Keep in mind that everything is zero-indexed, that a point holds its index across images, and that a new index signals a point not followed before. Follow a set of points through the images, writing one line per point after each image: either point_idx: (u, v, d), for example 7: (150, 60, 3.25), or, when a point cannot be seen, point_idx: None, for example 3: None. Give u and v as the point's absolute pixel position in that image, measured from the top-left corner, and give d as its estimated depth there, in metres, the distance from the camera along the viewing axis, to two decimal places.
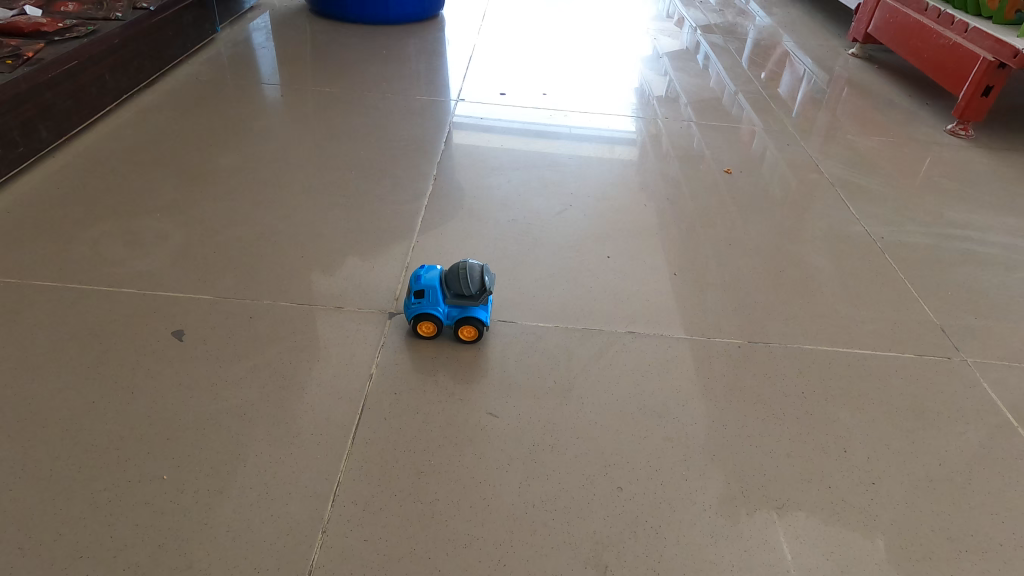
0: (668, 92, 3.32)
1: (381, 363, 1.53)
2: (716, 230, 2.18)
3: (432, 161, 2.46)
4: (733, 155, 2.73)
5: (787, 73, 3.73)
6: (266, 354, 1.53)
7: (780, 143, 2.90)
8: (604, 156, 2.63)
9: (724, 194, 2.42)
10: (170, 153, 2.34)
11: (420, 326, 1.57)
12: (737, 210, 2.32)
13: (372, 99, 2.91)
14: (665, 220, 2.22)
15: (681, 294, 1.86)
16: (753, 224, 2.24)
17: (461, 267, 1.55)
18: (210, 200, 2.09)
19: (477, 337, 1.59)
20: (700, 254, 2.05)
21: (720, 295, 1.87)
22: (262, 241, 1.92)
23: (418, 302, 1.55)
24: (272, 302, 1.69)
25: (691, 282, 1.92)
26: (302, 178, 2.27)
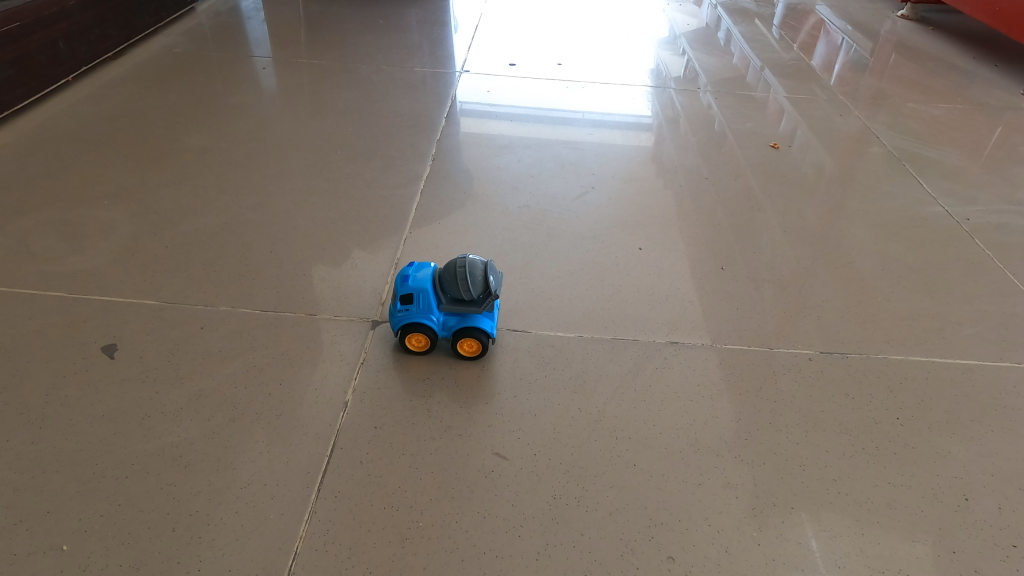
0: (687, 72, 2.84)
1: (359, 388, 1.21)
2: (765, 216, 1.84)
3: (431, 139, 2.13)
4: (777, 131, 2.38)
5: (823, 42, 3.31)
6: (217, 376, 1.22)
7: (831, 115, 2.53)
8: (630, 133, 2.29)
9: (771, 174, 2.07)
10: (130, 132, 2.03)
11: (410, 339, 1.26)
12: (789, 192, 1.97)
13: (366, 72, 2.58)
14: (704, 204, 1.88)
15: (730, 292, 1.53)
16: (809, 207, 1.90)
17: (458, 264, 1.21)
18: (168, 184, 1.78)
19: (480, 353, 1.27)
20: (750, 243, 1.71)
21: (779, 294, 1.53)
22: (225, 232, 1.60)
23: (406, 309, 1.23)
24: (230, 308, 1.38)
25: (742, 278, 1.58)
26: (279, 158, 1.95)
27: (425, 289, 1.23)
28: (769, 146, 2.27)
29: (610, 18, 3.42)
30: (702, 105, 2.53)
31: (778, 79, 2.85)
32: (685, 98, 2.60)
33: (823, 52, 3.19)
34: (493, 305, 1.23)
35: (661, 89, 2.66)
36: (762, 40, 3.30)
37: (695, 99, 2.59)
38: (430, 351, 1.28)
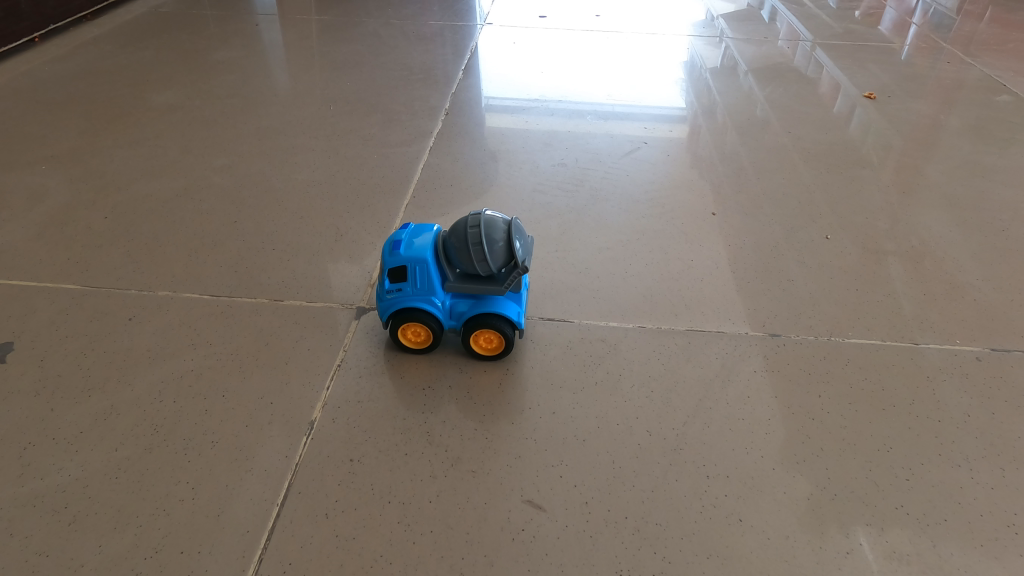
0: (725, 60, 2.07)
1: (331, 405, 0.85)
2: (875, 173, 1.43)
3: (444, 92, 1.76)
4: (871, 80, 1.96)
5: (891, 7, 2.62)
6: (137, 385, 0.87)
7: (934, 62, 2.09)
8: (690, 85, 1.88)
9: (873, 127, 1.65)
10: (92, 91, 1.71)
11: (405, 331, 0.90)
12: (901, 145, 1.56)
13: (373, 25, 2.22)
14: (792, 163, 1.48)
15: (845, 267, 1.13)
16: (929, 162, 1.48)
17: (470, 224, 0.84)
18: (124, 146, 1.45)
19: (501, 349, 0.90)
20: (861, 206, 1.31)
21: (913, 269, 1.12)
22: (182, 199, 1.26)
23: (397, 287, 0.87)
24: (171, 293, 1.04)
25: (859, 248, 1.18)
26: (261, 115, 1.60)
27: (423, 261, 0.86)
28: (864, 96, 1.85)
29: None
30: (773, 55, 2.13)
31: (862, 27, 2.41)
32: (723, 82, 1.91)
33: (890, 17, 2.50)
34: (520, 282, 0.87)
35: (722, 41, 2.23)
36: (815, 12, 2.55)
37: (762, 48, 2.18)
38: (432, 348, 0.92)
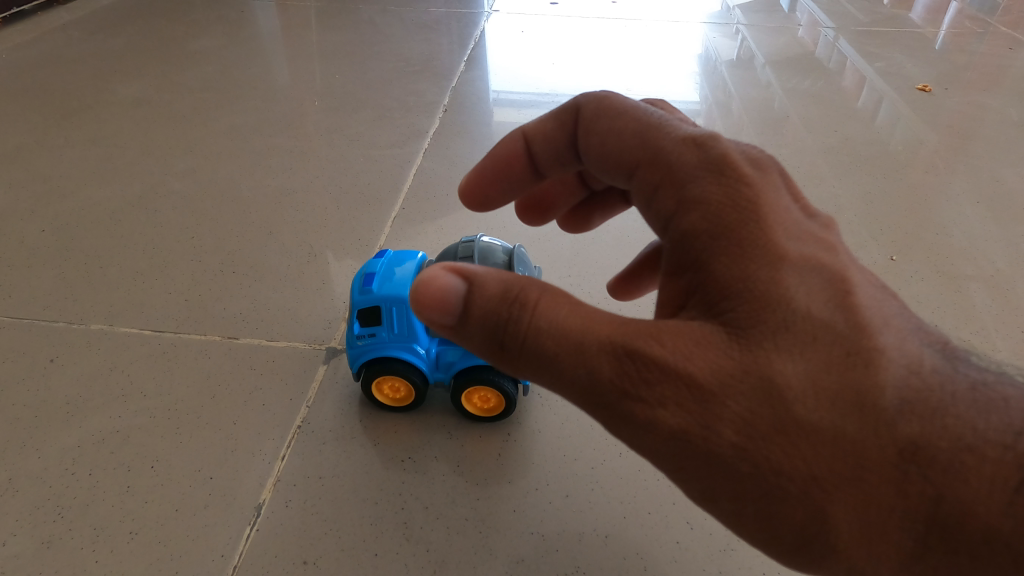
0: (741, 53, 1.84)
1: (285, 483, 0.68)
2: (941, 179, 1.24)
3: (443, 84, 1.57)
4: (922, 69, 1.75)
5: None
6: (46, 453, 0.70)
7: (993, 48, 1.87)
8: (705, 78, 1.67)
9: (931, 123, 1.45)
10: (51, 83, 1.53)
11: (380, 386, 0.72)
12: (967, 144, 1.36)
13: (367, 10, 2.03)
14: (843, 167, 1.28)
15: (920, 298, 0.95)
16: (1001, 166, 1.28)
17: (461, 254, 0.66)
18: (77, 146, 1.28)
19: (500, 409, 0.72)
20: (928, 220, 1.12)
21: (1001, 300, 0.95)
22: (134, 208, 1.09)
23: (370, 331, 0.69)
24: (105, 326, 0.85)
25: (933, 273, 0.99)
26: (236, 111, 1.42)
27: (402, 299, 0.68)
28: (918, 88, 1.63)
29: None
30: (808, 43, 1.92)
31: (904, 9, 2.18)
32: (739, 75, 1.71)
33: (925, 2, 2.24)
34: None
35: (751, 27, 2.02)
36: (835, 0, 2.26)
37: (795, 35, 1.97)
38: (416, 405, 0.73)
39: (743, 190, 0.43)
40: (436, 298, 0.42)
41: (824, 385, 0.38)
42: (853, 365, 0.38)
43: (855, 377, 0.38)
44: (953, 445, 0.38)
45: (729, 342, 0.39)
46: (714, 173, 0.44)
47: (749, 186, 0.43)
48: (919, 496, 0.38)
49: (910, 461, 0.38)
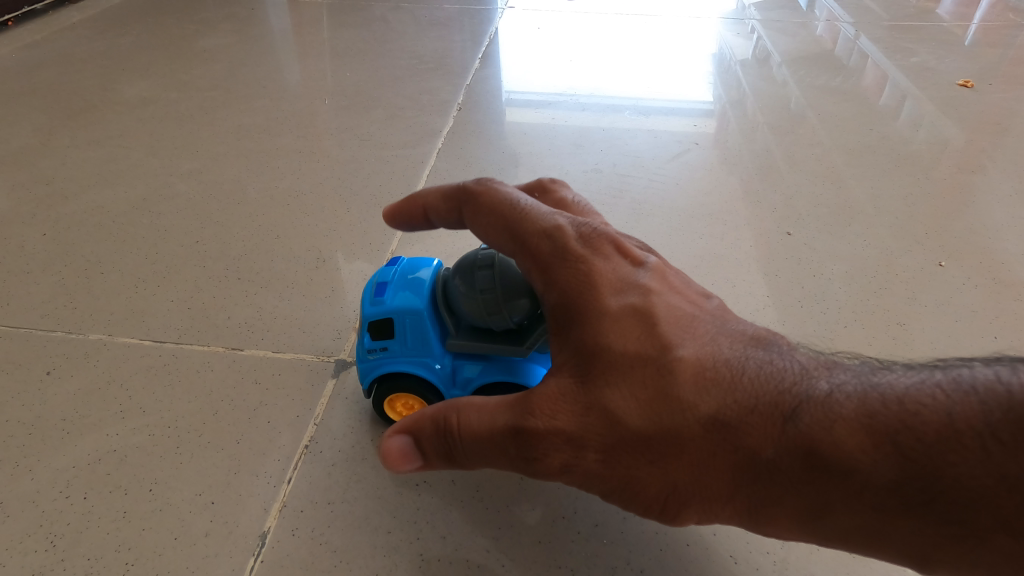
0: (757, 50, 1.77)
1: (292, 509, 0.63)
2: (983, 180, 1.17)
3: (457, 82, 1.52)
4: (957, 66, 1.67)
5: None
6: (39, 475, 0.66)
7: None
8: (719, 77, 1.61)
9: (970, 120, 1.38)
10: (57, 83, 1.50)
11: (391, 402, 0.67)
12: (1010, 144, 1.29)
13: (378, 8, 1.98)
14: (880, 169, 1.22)
15: (971, 308, 0.88)
16: None
17: (478, 262, 0.61)
18: (80, 147, 1.24)
19: None
20: (973, 224, 1.05)
21: None
22: (137, 211, 1.05)
23: (381, 345, 0.64)
24: (105, 336, 0.81)
25: (981, 281, 0.93)
26: (244, 111, 1.38)
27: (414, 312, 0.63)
28: (960, 84, 1.56)
29: None
30: (832, 39, 1.85)
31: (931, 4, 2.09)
32: (754, 73, 1.64)
33: None
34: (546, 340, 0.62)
35: (772, 22, 1.95)
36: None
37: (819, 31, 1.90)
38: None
39: (579, 268, 0.54)
40: (398, 456, 0.52)
41: (639, 402, 0.49)
42: (659, 378, 0.49)
43: (663, 385, 0.49)
44: (748, 419, 0.47)
45: (571, 388, 0.50)
46: (559, 249, 0.55)
47: (568, 263, 0.54)
48: (731, 459, 0.47)
49: (723, 441, 0.48)
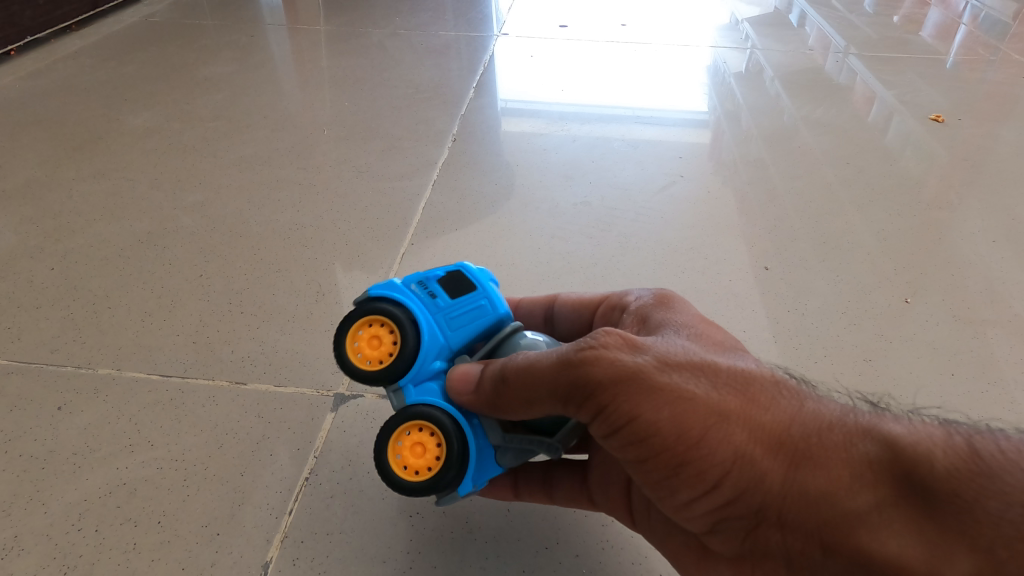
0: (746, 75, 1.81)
1: (292, 540, 0.67)
2: (956, 214, 1.22)
3: (452, 112, 1.56)
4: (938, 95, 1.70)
5: (936, 10, 2.30)
6: (52, 507, 0.69)
7: (1008, 77, 1.80)
8: (707, 103, 1.64)
9: (946, 154, 1.41)
10: (63, 114, 1.55)
11: (383, 326, 0.63)
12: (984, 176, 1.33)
13: (376, 35, 2.03)
14: (857, 204, 1.25)
15: (934, 345, 0.93)
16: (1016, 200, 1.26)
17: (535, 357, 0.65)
18: (86, 180, 1.28)
19: (423, 477, 0.59)
20: (943, 260, 1.10)
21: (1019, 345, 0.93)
22: (142, 245, 1.09)
23: (431, 289, 0.65)
24: (113, 371, 0.85)
25: (947, 317, 0.98)
26: (245, 142, 1.42)
27: (484, 308, 0.66)
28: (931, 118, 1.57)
29: None
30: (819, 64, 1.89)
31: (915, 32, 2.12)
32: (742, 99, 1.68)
33: (938, 21, 2.20)
34: (519, 446, 0.62)
35: (761, 46, 1.99)
36: (845, 19, 2.22)
37: (807, 56, 1.94)
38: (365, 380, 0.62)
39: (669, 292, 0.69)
40: (461, 378, 0.61)
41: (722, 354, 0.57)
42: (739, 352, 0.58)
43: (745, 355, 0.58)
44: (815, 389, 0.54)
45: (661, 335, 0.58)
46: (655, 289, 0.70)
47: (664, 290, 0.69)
48: (799, 406, 0.52)
49: (776, 391, 0.53)
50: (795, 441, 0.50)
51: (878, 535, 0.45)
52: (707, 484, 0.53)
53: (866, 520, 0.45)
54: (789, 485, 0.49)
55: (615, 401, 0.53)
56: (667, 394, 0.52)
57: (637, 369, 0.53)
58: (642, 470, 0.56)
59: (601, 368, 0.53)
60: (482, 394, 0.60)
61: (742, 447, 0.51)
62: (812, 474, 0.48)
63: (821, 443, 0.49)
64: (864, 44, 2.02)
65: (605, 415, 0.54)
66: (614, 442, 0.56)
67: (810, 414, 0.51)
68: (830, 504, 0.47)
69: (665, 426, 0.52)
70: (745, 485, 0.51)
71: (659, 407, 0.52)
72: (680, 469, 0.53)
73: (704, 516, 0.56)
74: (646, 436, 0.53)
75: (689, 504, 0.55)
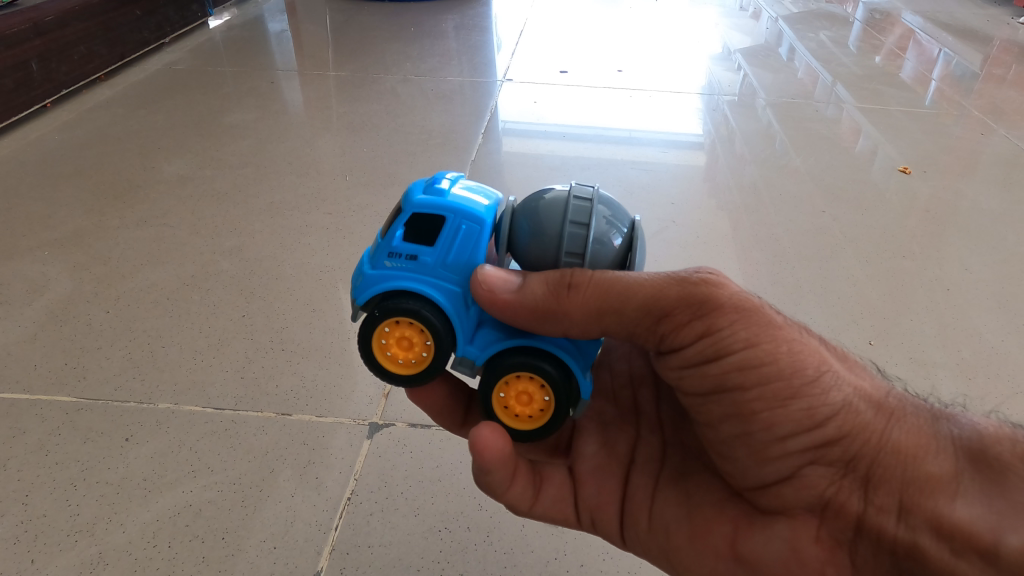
0: (738, 115, 1.93)
1: (339, 552, 0.77)
2: (919, 259, 1.34)
3: (462, 158, 1.68)
4: (905, 149, 1.77)
5: (912, 55, 2.44)
6: (130, 528, 0.80)
7: (969, 132, 1.87)
8: (700, 145, 1.77)
9: (908, 208, 1.50)
10: (102, 163, 1.67)
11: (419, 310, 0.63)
12: (947, 223, 1.46)
13: (389, 82, 2.17)
14: (832, 249, 1.36)
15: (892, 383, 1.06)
16: (974, 247, 1.39)
17: (567, 246, 0.62)
18: (129, 226, 1.40)
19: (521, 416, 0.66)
20: (904, 303, 1.22)
21: (966, 386, 1.06)
22: (187, 288, 1.20)
23: (412, 252, 0.64)
24: (172, 405, 0.96)
25: (905, 358, 1.10)
26: (273, 188, 1.54)
27: (470, 226, 0.64)
28: (899, 169, 1.67)
29: (673, 11, 2.87)
30: (804, 104, 2.02)
31: (889, 83, 2.19)
32: (733, 139, 1.80)
33: (912, 66, 2.34)
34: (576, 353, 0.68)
35: (751, 87, 2.12)
36: (829, 62, 2.35)
37: (793, 97, 2.07)
38: (427, 374, 0.65)
39: None
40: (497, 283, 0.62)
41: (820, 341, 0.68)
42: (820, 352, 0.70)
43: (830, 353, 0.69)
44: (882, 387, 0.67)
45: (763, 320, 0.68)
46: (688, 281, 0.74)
47: None
48: (886, 389, 0.64)
49: (866, 373, 0.65)
50: (889, 404, 0.62)
51: (954, 500, 0.55)
52: (812, 421, 0.60)
53: (947, 483, 0.56)
54: (884, 441, 0.59)
55: (734, 330, 0.61)
56: (785, 336, 0.62)
57: (757, 308, 0.63)
58: (740, 401, 0.62)
59: (726, 306, 0.62)
60: (546, 297, 0.61)
61: (850, 397, 0.61)
62: (904, 433, 0.59)
63: (907, 416, 0.61)
64: (845, 86, 2.16)
65: (718, 351, 0.62)
66: (711, 373, 0.63)
67: (898, 396, 0.63)
68: (916, 466, 0.58)
69: (783, 360, 0.61)
70: (850, 425, 0.60)
71: (780, 344, 0.61)
72: (790, 401, 0.61)
73: (790, 456, 0.62)
74: (762, 363, 0.61)
75: (783, 440, 0.62)
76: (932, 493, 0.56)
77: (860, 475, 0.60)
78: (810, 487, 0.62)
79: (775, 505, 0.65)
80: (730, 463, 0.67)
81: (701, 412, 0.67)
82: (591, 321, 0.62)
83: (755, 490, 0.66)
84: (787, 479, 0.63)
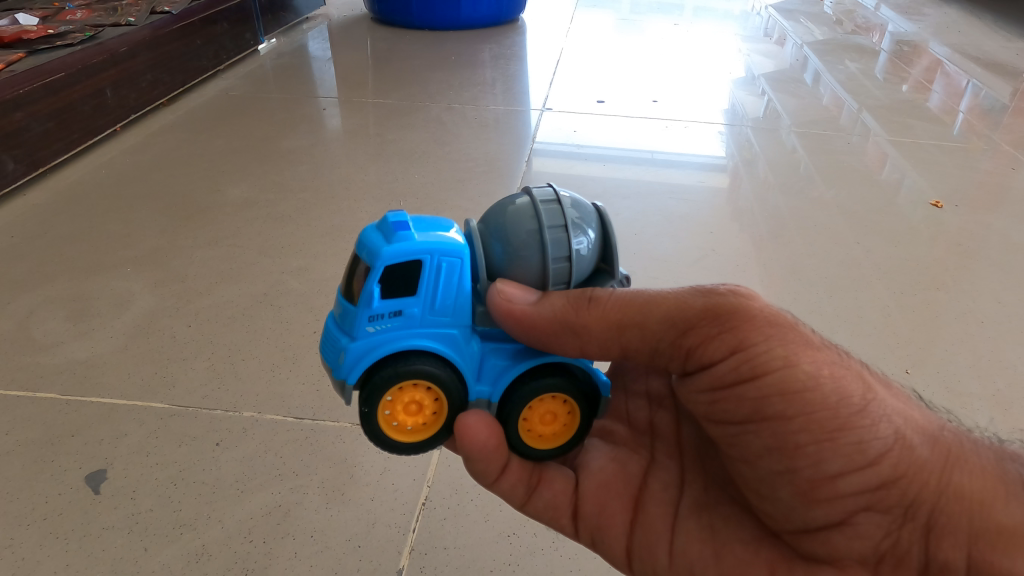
0: (771, 142, 2.00)
1: (418, 552, 0.85)
2: (952, 291, 1.39)
3: (508, 184, 1.77)
4: (934, 181, 1.82)
5: (940, 86, 2.51)
6: (230, 523, 0.88)
7: (998, 166, 1.92)
8: (734, 171, 1.83)
9: (940, 241, 1.55)
10: (172, 185, 1.78)
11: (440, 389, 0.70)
12: (977, 255, 1.51)
13: (434, 109, 2.28)
14: (866, 279, 1.42)
15: None
16: (1005, 280, 1.43)
17: (554, 254, 0.67)
18: (202, 246, 1.50)
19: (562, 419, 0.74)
20: (937, 335, 1.27)
21: (1001, 417, 1.10)
22: (262, 305, 1.29)
23: (396, 308, 0.65)
24: (257, 413, 1.04)
25: (940, 387, 1.15)
26: (331, 212, 1.63)
27: (450, 262, 0.65)
28: (931, 202, 1.72)
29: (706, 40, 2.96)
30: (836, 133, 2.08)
31: (918, 115, 2.24)
32: (767, 166, 1.86)
33: (940, 97, 2.40)
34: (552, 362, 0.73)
35: (784, 114, 2.19)
36: (859, 92, 2.41)
37: (826, 125, 2.13)
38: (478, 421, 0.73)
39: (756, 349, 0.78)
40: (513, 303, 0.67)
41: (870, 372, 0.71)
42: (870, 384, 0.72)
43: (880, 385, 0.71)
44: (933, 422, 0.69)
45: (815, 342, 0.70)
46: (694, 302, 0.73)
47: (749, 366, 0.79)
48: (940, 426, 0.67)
49: (921, 412, 0.68)
50: (946, 441, 0.65)
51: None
52: (865, 457, 0.64)
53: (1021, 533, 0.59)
54: (944, 484, 0.62)
55: (769, 347, 0.66)
56: (824, 366, 0.66)
57: (790, 326, 0.68)
58: (783, 433, 0.66)
59: (758, 318, 0.68)
60: (567, 309, 0.68)
61: (900, 431, 0.64)
62: (968, 477, 0.62)
63: (967, 455, 0.64)
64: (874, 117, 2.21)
65: (756, 368, 0.67)
66: (751, 395, 0.67)
67: (953, 433, 0.66)
68: (987, 515, 0.61)
69: (823, 388, 0.65)
70: (907, 464, 0.63)
71: (822, 369, 0.65)
72: (839, 435, 0.64)
73: (845, 499, 0.65)
74: (806, 388, 0.65)
75: (834, 480, 0.65)
76: (1003, 547, 0.59)
77: (920, 524, 0.63)
78: (866, 536, 0.65)
79: (825, 553, 0.68)
80: (779, 505, 0.70)
81: (739, 446, 0.71)
82: (611, 335, 0.70)
83: (800, 535, 0.70)
84: (839, 525, 0.66)
